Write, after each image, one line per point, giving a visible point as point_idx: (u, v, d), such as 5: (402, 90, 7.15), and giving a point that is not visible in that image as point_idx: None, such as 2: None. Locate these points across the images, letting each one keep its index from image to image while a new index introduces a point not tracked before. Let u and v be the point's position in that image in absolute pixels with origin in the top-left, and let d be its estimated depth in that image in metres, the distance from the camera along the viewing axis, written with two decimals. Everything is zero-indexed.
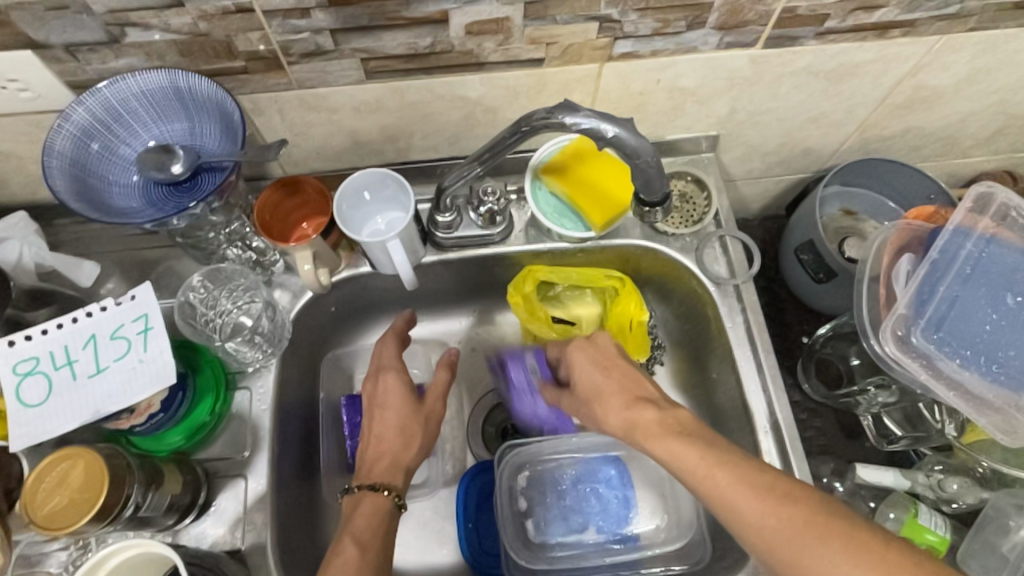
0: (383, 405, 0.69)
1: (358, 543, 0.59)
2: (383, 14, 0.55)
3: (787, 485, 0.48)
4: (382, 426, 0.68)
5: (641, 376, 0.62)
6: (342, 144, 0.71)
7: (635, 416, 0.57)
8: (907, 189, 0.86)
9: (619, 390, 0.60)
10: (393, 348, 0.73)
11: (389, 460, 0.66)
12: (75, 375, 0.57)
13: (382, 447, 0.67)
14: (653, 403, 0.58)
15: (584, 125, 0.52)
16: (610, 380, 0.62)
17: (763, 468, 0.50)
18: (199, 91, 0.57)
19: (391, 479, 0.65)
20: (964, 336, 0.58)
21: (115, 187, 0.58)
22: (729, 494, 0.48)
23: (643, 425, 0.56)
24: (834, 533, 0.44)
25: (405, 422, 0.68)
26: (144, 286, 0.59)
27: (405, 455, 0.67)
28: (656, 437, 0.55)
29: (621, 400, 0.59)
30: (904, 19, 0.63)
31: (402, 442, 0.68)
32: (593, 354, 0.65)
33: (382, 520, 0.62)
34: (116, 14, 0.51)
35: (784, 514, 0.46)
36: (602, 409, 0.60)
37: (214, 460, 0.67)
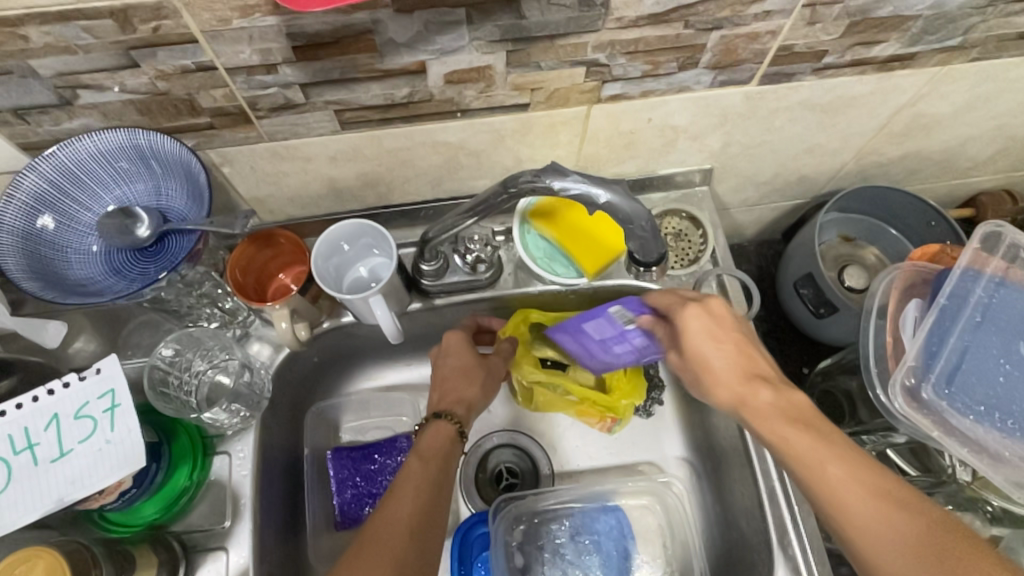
0: (448, 350, 0.71)
1: (419, 457, 0.61)
2: (356, 67, 0.51)
3: (903, 496, 0.48)
4: (453, 366, 0.70)
5: (753, 350, 0.58)
6: (318, 190, 0.67)
7: (751, 394, 0.55)
8: (906, 215, 0.83)
9: (739, 371, 0.56)
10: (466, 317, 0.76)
11: (453, 394, 0.68)
12: (36, 460, 0.52)
13: (448, 384, 0.69)
14: (772, 382, 0.55)
15: (574, 190, 0.50)
16: (731, 354, 0.57)
17: (883, 473, 0.49)
18: (161, 150, 0.54)
19: (461, 412, 0.67)
20: (978, 389, 0.55)
21: (74, 256, 0.54)
22: (844, 496, 0.48)
23: (757, 406, 0.54)
24: (942, 551, 0.45)
25: (468, 368, 0.70)
26: (110, 357, 0.55)
27: (471, 393, 0.69)
28: (776, 423, 0.53)
29: (734, 375, 0.56)
30: (904, 52, 0.60)
31: (466, 383, 0.70)
32: (707, 323, 0.57)
33: (449, 442, 0.63)
34: (65, 77, 0.48)
35: (898, 529, 0.46)
36: (714, 376, 0.57)
37: (193, 531, 0.64)
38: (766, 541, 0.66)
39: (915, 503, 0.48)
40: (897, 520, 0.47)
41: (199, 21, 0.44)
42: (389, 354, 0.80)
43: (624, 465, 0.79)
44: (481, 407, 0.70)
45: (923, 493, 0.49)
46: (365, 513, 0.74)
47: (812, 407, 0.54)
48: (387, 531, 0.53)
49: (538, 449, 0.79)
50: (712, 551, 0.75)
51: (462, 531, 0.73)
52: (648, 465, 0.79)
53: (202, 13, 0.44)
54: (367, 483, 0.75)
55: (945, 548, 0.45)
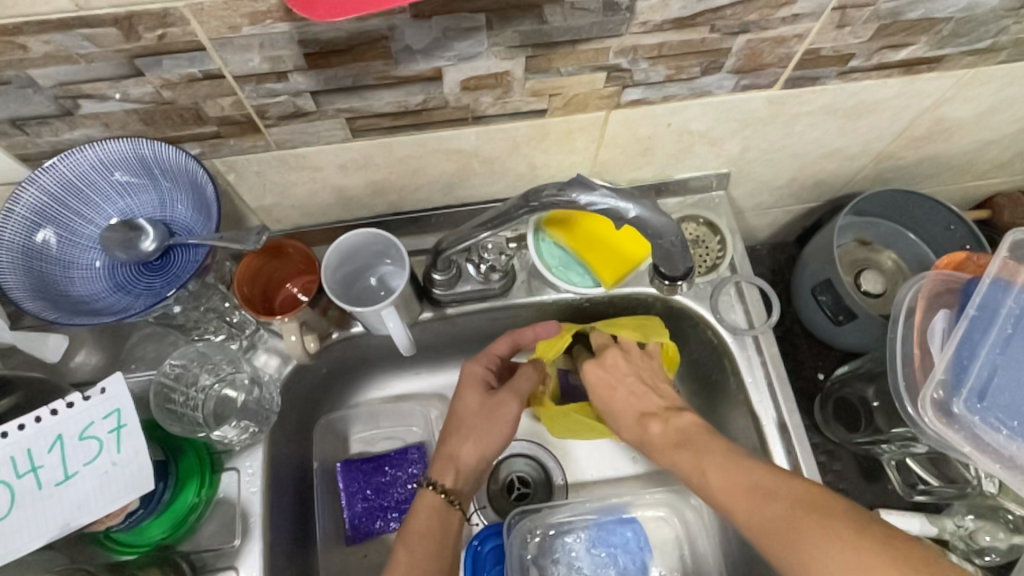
0: (459, 390, 0.68)
1: (405, 544, 0.59)
2: (369, 75, 0.49)
3: (776, 483, 0.50)
4: (458, 413, 0.67)
5: (648, 390, 0.64)
6: (327, 199, 0.65)
7: (643, 433, 0.62)
8: (924, 219, 0.82)
9: (631, 414, 0.63)
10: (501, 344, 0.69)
11: (445, 451, 0.65)
12: (40, 484, 0.50)
13: (448, 434, 0.66)
14: (657, 416, 0.62)
15: (600, 205, 0.48)
16: (622, 403, 0.64)
17: (757, 467, 0.52)
18: (166, 161, 0.52)
19: (449, 476, 0.64)
20: (1013, 404, 0.54)
21: (75, 272, 0.52)
22: (724, 495, 0.52)
23: (651, 439, 0.61)
24: (812, 526, 0.46)
25: (467, 419, 0.66)
26: (116, 377, 0.53)
27: (463, 452, 0.65)
28: (666, 451, 0.59)
29: (628, 417, 0.64)
30: (932, 55, 0.59)
31: (463, 437, 0.65)
32: (597, 376, 0.67)
33: (435, 519, 0.61)
34: (66, 87, 0.46)
35: (767, 512, 0.49)
36: (618, 420, 0.65)
37: (202, 551, 0.62)
38: None
39: (790, 488, 0.49)
40: (762, 505, 0.49)
41: (207, 28, 0.42)
42: (399, 363, 0.79)
43: (640, 475, 0.77)
44: (479, 463, 0.65)
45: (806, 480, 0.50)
46: (378, 526, 0.73)
47: (698, 426, 0.59)
48: None
49: (551, 460, 0.78)
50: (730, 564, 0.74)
51: (473, 547, 0.71)
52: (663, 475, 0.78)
53: (210, 20, 0.42)
54: (378, 496, 0.74)
55: (818, 521, 0.46)
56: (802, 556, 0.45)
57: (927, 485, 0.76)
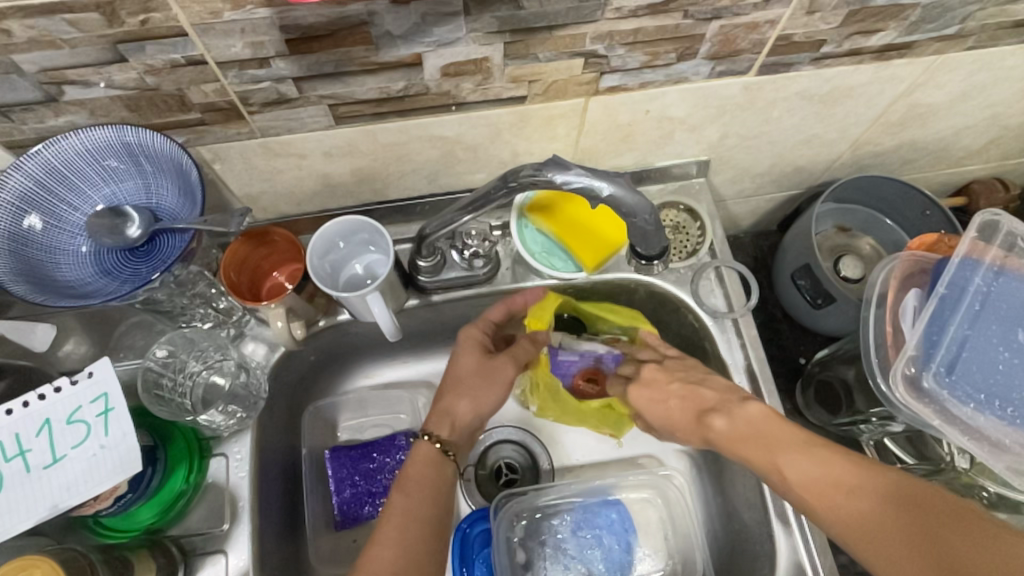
0: (456, 351, 0.67)
1: (401, 490, 0.58)
2: (350, 60, 0.50)
3: (857, 475, 0.49)
4: (455, 371, 0.65)
5: (697, 389, 0.63)
6: (312, 187, 0.66)
7: (705, 429, 0.60)
8: (900, 205, 0.84)
9: (694, 417, 0.61)
10: (497, 311, 0.69)
11: (439, 407, 0.64)
12: (28, 467, 0.51)
13: (445, 390, 0.65)
14: (717, 412, 0.60)
15: (576, 184, 0.50)
16: (677, 404, 0.63)
17: (837, 458, 0.51)
18: (151, 147, 0.52)
19: (442, 427, 0.63)
20: (979, 377, 0.56)
21: (61, 258, 0.53)
22: (813, 491, 0.50)
23: (715, 433, 0.59)
24: (900, 527, 0.45)
25: (464, 378, 0.65)
26: (103, 361, 0.54)
27: (459, 406, 0.64)
28: (732, 443, 0.57)
29: (688, 417, 0.62)
30: (902, 41, 0.60)
31: (461, 393, 0.64)
32: (647, 377, 0.66)
33: (431, 469, 0.60)
34: (51, 73, 0.47)
35: (854, 508, 0.48)
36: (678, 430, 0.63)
37: (191, 535, 0.63)
38: (768, 533, 0.66)
39: (877, 482, 0.48)
40: (845, 498, 0.49)
41: (189, 13, 0.43)
42: (386, 351, 0.79)
43: (624, 459, 0.79)
44: (476, 420, 0.65)
45: (895, 471, 0.49)
46: (366, 512, 0.73)
47: (767, 415, 0.57)
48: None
49: (538, 445, 0.79)
50: (712, 543, 0.75)
51: (461, 530, 0.71)
52: (648, 459, 0.79)
53: (192, 5, 0.42)
54: (366, 482, 0.74)
55: (912, 520, 0.45)
56: (883, 557, 0.45)
57: (904, 463, 0.77)
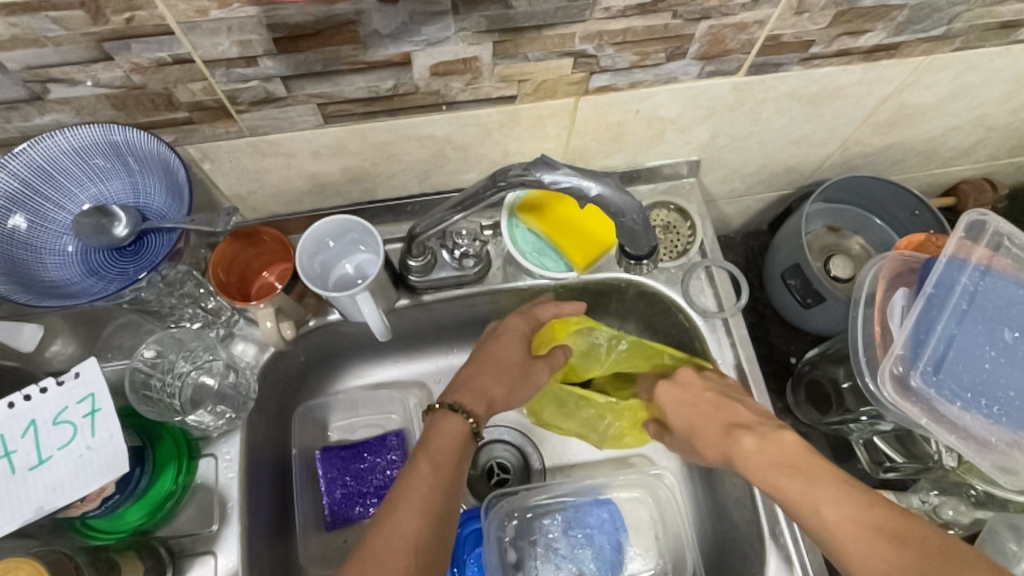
0: (501, 336, 0.67)
1: (430, 458, 0.57)
2: (338, 60, 0.50)
3: (897, 523, 0.48)
4: (497, 354, 0.66)
5: (733, 406, 0.63)
6: (302, 186, 0.66)
7: (733, 445, 0.59)
8: (889, 205, 0.84)
9: (725, 430, 0.61)
10: (549, 309, 0.69)
11: (480, 384, 0.64)
12: (13, 468, 0.51)
13: (482, 371, 0.65)
14: (749, 430, 0.59)
15: (564, 183, 0.50)
16: (710, 419, 0.63)
17: (877, 501, 0.50)
18: (138, 146, 0.52)
19: (475, 403, 0.62)
20: (965, 375, 0.57)
21: (47, 258, 0.52)
22: (843, 535, 0.49)
23: (744, 452, 0.58)
24: None
25: (507, 366, 0.66)
26: (89, 361, 0.53)
27: (495, 390, 0.64)
28: (766, 467, 0.55)
29: (717, 431, 0.62)
30: (889, 42, 0.61)
31: (497, 377, 0.65)
32: (676, 393, 0.66)
33: (459, 443, 0.60)
34: (35, 71, 0.46)
35: (894, 558, 0.47)
36: (703, 440, 0.63)
37: (180, 536, 0.62)
38: (758, 532, 0.66)
39: (918, 535, 0.48)
40: (884, 545, 0.47)
41: (175, 11, 0.43)
42: (377, 351, 0.79)
43: (615, 458, 0.79)
44: (503, 409, 0.65)
45: (928, 524, 0.49)
46: (357, 512, 0.73)
47: (801, 446, 0.56)
48: (386, 554, 0.50)
49: (529, 445, 0.79)
50: (703, 541, 0.75)
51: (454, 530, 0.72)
52: (639, 458, 0.79)
53: (178, 3, 0.42)
54: (357, 482, 0.74)
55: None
56: None
57: (893, 462, 0.78)
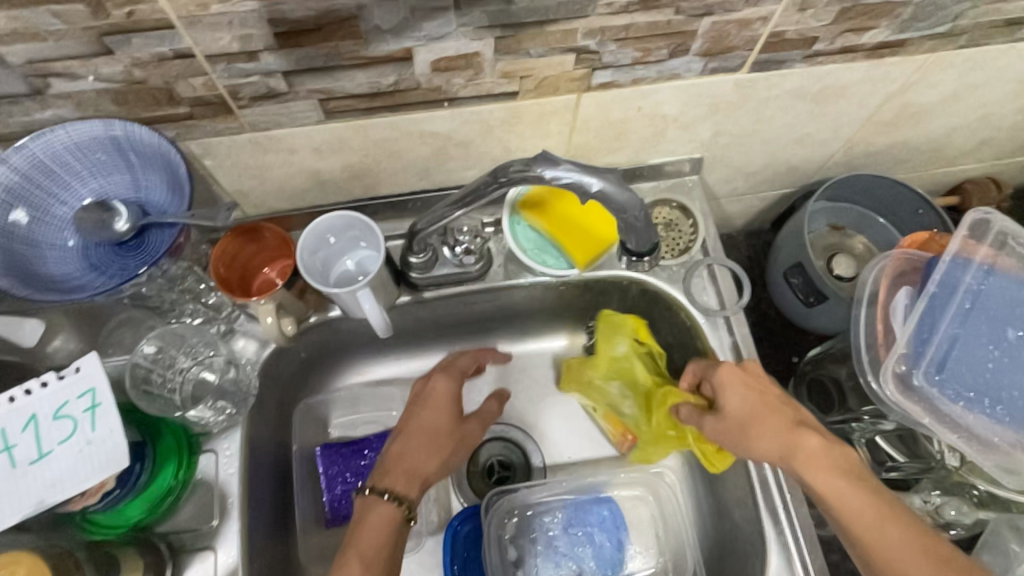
0: (426, 403, 0.65)
1: (359, 551, 0.55)
2: (340, 55, 0.50)
3: (955, 557, 0.50)
4: (423, 425, 0.64)
5: (797, 407, 0.61)
6: (303, 183, 0.66)
7: (800, 441, 0.57)
8: (893, 204, 0.84)
9: (789, 425, 0.58)
10: (466, 359, 0.70)
11: (408, 464, 0.61)
12: (14, 462, 0.51)
13: (410, 445, 0.62)
14: (816, 431, 0.58)
15: (565, 179, 0.50)
16: (772, 409, 0.60)
17: (936, 534, 0.52)
18: (139, 141, 0.52)
19: (406, 486, 0.60)
20: (967, 374, 0.56)
21: (48, 252, 0.52)
22: (905, 559, 0.51)
23: (812, 452, 0.57)
24: None
25: (436, 435, 0.64)
26: (90, 356, 0.54)
27: (427, 466, 0.62)
28: (832, 476, 0.55)
29: (780, 425, 0.59)
30: (894, 39, 0.60)
31: (426, 452, 0.63)
32: (744, 377, 0.62)
33: (391, 530, 0.57)
34: (36, 65, 0.46)
35: None
36: (757, 433, 0.59)
37: (180, 532, 0.62)
38: (759, 533, 0.66)
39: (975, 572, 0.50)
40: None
41: (175, 5, 0.43)
42: (378, 348, 0.79)
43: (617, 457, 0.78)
44: (437, 480, 0.63)
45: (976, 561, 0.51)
46: None
47: (861, 465, 0.56)
48: None
49: (530, 443, 0.78)
50: (703, 539, 0.75)
51: (452, 527, 0.71)
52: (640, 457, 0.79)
53: None
54: (357, 479, 0.74)
55: None
56: None
57: (894, 462, 0.77)
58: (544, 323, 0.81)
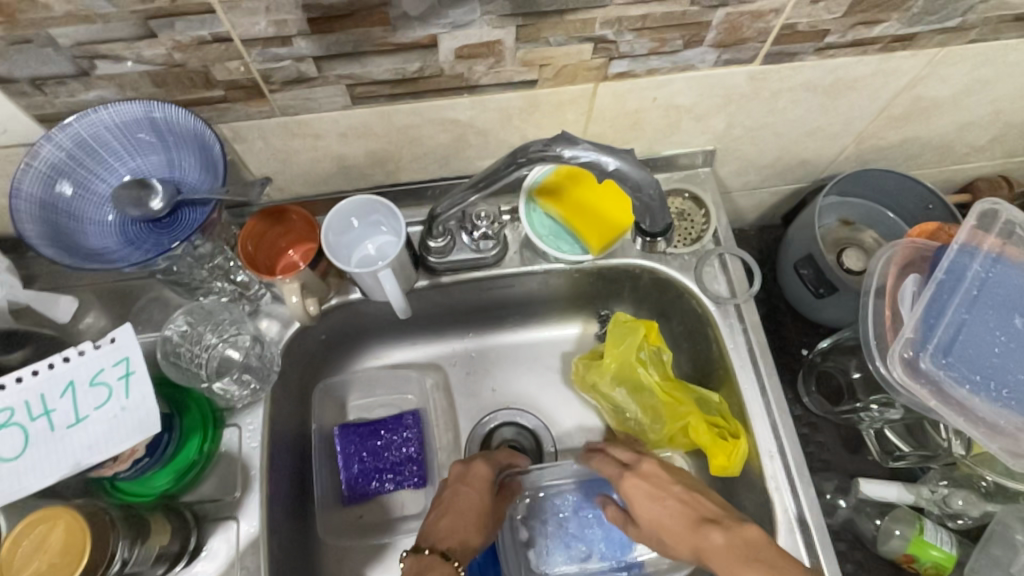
0: (468, 482, 0.68)
1: None
2: (369, 41, 0.52)
3: None
4: (468, 501, 0.66)
5: (699, 497, 0.62)
6: (328, 168, 0.68)
7: (701, 540, 0.58)
8: (904, 199, 0.85)
9: (687, 526, 0.60)
10: (502, 450, 0.73)
11: (458, 535, 0.64)
12: (52, 426, 0.53)
13: (457, 519, 0.65)
14: (718, 523, 0.58)
15: (583, 158, 0.52)
16: (673, 514, 0.61)
17: None
18: (175, 122, 0.54)
19: (460, 555, 0.62)
20: (974, 359, 0.58)
21: (88, 227, 0.55)
22: None
23: (712, 550, 0.57)
24: None
25: (482, 512, 0.66)
26: (125, 327, 0.56)
27: (475, 538, 0.64)
28: (732, 563, 0.55)
29: (683, 525, 0.60)
30: (905, 33, 0.62)
31: (473, 525, 0.65)
32: (643, 484, 0.64)
33: None
34: (83, 47, 0.49)
35: None
36: (670, 535, 0.61)
37: (204, 502, 0.65)
38: (767, 518, 0.66)
39: None
40: None
41: None
42: (395, 333, 0.81)
43: None
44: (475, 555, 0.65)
45: None
46: (373, 487, 0.75)
47: (766, 538, 0.55)
48: None
49: (542, 428, 0.80)
50: None
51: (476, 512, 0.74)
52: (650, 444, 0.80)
53: None
54: (373, 458, 0.76)
55: None
56: None
57: (901, 451, 0.79)
58: (556, 311, 0.83)
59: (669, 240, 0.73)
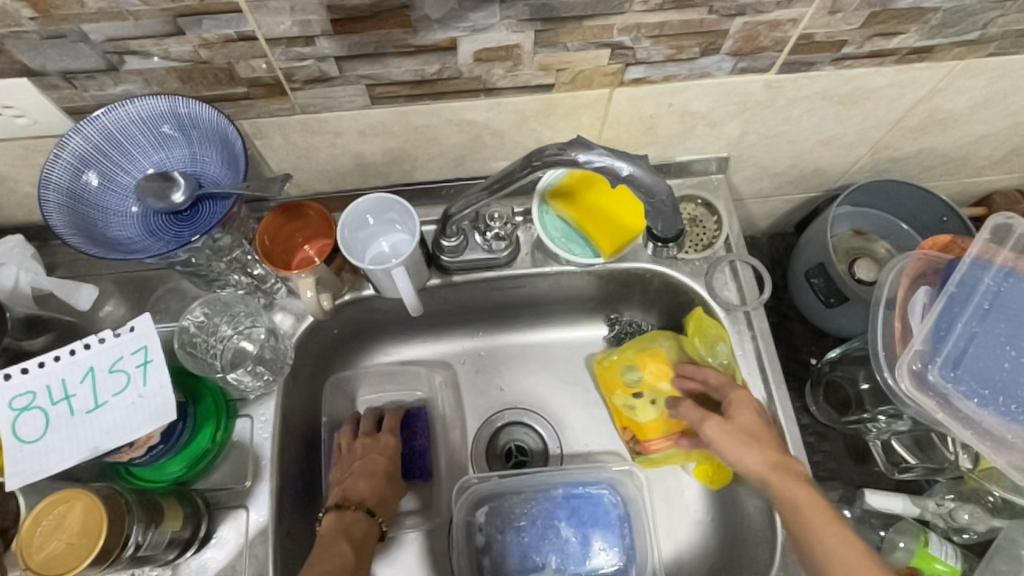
0: (372, 446, 0.73)
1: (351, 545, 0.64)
2: (390, 42, 0.53)
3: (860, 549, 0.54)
4: (372, 462, 0.72)
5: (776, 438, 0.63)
6: (345, 165, 0.69)
7: (784, 463, 0.59)
8: (917, 211, 0.84)
9: (775, 446, 0.60)
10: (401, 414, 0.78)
11: (373, 495, 0.70)
12: (73, 411, 0.55)
13: (368, 478, 0.70)
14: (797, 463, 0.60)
15: (597, 163, 0.53)
16: (769, 432, 0.62)
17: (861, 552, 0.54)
18: (198, 118, 0.56)
19: (381, 511, 0.70)
20: (983, 372, 0.58)
21: (112, 218, 0.57)
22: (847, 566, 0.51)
23: (787, 471, 0.58)
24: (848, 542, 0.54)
25: (389, 471, 0.72)
26: (143, 317, 0.57)
27: (390, 492, 0.71)
28: (802, 485, 0.57)
29: (771, 446, 0.60)
30: (924, 45, 0.62)
31: (383, 484, 0.71)
32: (753, 402, 0.64)
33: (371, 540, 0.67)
34: (114, 43, 0.50)
35: None
36: (747, 442, 0.61)
37: (214, 489, 0.66)
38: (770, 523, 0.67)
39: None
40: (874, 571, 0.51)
41: None
42: (406, 330, 0.82)
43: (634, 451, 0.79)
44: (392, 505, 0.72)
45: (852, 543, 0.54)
46: None
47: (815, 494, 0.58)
48: None
49: (549, 428, 0.80)
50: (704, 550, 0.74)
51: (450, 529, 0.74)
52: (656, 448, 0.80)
53: None
54: None
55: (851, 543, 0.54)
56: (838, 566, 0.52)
57: (909, 463, 0.79)
58: (566, 313, 0.83)
59: (681, 245, 0.74)
